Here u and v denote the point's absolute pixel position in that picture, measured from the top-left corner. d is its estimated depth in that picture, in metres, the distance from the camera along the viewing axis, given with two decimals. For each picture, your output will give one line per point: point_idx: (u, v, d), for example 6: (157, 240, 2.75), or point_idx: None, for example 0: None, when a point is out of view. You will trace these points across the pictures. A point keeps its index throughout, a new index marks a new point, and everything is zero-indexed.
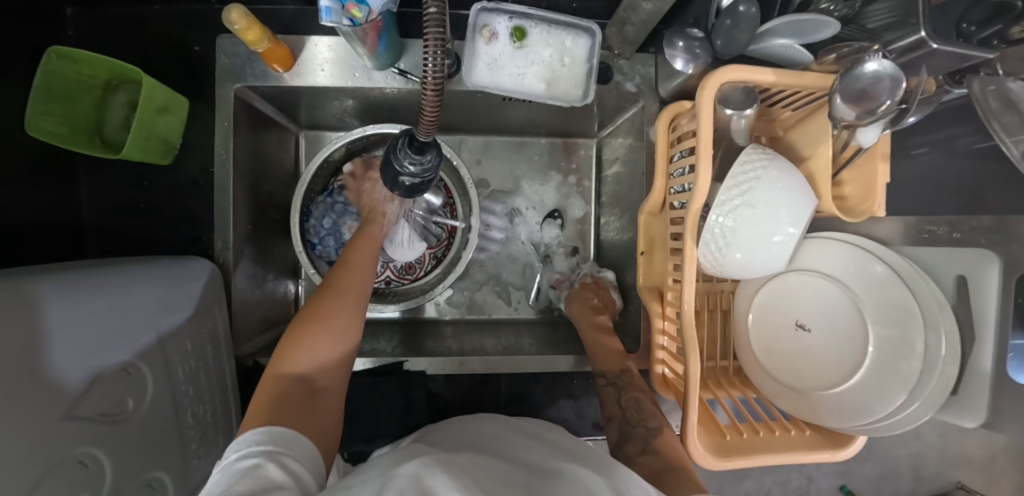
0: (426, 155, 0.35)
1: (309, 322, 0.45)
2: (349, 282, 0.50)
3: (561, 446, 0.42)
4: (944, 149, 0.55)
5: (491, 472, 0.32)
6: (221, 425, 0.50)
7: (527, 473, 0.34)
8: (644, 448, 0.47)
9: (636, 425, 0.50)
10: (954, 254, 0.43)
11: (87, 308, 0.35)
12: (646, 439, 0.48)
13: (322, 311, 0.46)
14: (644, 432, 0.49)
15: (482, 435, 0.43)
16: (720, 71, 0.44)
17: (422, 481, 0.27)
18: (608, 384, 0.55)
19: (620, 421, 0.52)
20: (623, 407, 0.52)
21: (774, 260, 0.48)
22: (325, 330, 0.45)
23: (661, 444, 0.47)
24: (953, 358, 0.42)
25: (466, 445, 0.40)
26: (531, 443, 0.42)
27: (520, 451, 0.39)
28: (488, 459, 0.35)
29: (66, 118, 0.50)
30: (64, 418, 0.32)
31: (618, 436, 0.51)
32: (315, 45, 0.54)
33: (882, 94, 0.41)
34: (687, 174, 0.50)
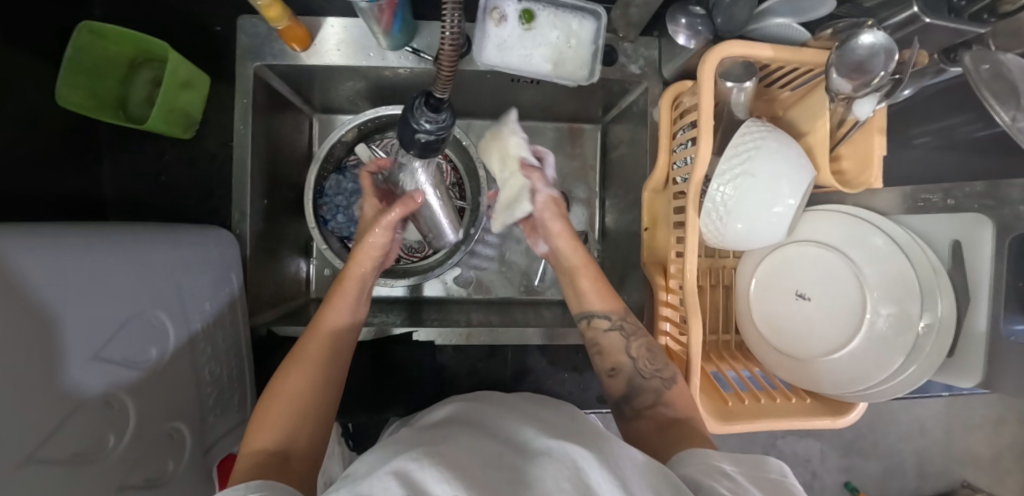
0: (441, 113, 0.38)
1: (281, 386, 0.42)
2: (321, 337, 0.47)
3: (556, 423, 0.41)
4: (946, 139, 0.57)
5: (485, 454, 0.33)
6: (236, 388, 0.52)
7: (517, 456, 0.34)
8: (657, 399, 0.47)
9: (649, 376, 0.49)
10: (950, 221, 0.45)
11: (114, 261, 0.37)
12: (660, 390, 0.47)
13: (295, 372, 0.43)
14: (659, 384, 0.47)
15: (477, 413, 0.44)
16: (721, 46, 0.46)
17: (415, 479, 0.28)
18: (612, 329, 0.52)
19: (629, 369, 0.50)
20: (633, 358, 0.50)
21: (774, 230, 0.49)
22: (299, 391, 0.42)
23: (675, 395, 0.46)
24: (949, 322, 0.44)
25: (463, 422, 0.41)
26: (530, 420, 0.42)
27: (518, 429, 0.40)
28: (486, 442, 0.36)
29: (94, 91, 0.52)
30: (93, 358, 0.33)
31: (627, 386, 0.49)
32: (331, 26, 0.56)
33: (876, 67, 0.43)
34: (689, 148, 0.51)
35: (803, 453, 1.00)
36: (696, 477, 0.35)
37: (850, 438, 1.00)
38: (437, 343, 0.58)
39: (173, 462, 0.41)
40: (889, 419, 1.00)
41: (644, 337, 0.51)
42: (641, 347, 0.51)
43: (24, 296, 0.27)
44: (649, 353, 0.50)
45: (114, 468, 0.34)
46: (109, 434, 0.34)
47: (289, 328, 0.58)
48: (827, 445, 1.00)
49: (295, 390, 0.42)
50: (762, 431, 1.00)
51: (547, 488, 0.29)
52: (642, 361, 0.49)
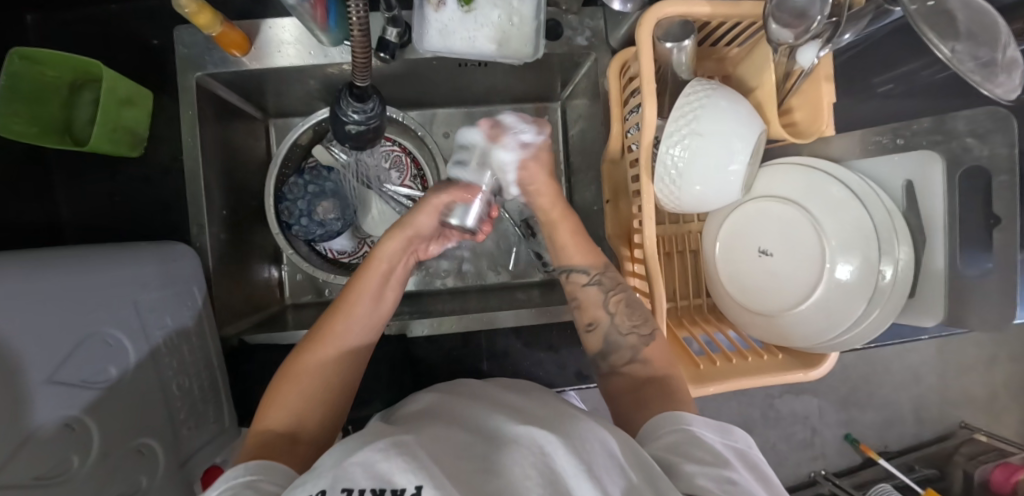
0: (368, 102, 0.37)
1: (296, 368, 0.44)
2: (340, 324, 0.48)
3: (529, 409, 0.40)
4: (909, 83, 0.55)
5: (452, 445, 0.33)
6: (211, 400, 0.52)
7: (485, 443, 0.33)
8: (632, 356, 0.48)
9: (626, 332, 0.49)
10: (900, 162, 0.45)
11: (69, 282, 0.37)
12: (636, 347, 0.48)
13: (313, 358, 0.45)
14: (635, 341, 0.48)
15: (451, 404, 0.43)
16: (655, 7, 0.45)
17: (380, 471, 0.27)
18: (590, 284, 0.53)
19: (607, 324, 0.51)
20: (611, 312, 0.51)
21: (729, 188, 0.49)
22: (312, 380, 0.43)
23: (651, 350, 0.47)
24: (909, 269, 0.44)
25: (433, 413, 0.41)
26: (500, 409, 0.41)
27: (489, 417, 0.39)
28: (452, 430, 0.36)
29: (34, 119, 0.51)
30: (45, 382, 0.32)
31: (605, 341, 0.51)
32: (270, 28, 0.55)
33: (814, 11, 0.42)
34: (637, 114, 0.51)
35: (800, 410, 1.01)
36: (668, 446, 0.36)
37: (845, 391, 1.01)
38: (409, 334, 0.58)
39: (147, 477, 0.42)
40: (882, 369, 1.00)
41: (623, 292, 0.52)
42: (619, 302, 0.51)
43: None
44: (627, 308, 0.50)
45: (80, 489, 0.35)
46: (72, 456, 0.34)
47: (260, 335, 0.57)
48: (823, 400, 1.01)
49: (307, 373, 0.44)
50: (758, 393, 1.00)
51: (516, 476, 0.28)
52: (620, 317, 0.50)
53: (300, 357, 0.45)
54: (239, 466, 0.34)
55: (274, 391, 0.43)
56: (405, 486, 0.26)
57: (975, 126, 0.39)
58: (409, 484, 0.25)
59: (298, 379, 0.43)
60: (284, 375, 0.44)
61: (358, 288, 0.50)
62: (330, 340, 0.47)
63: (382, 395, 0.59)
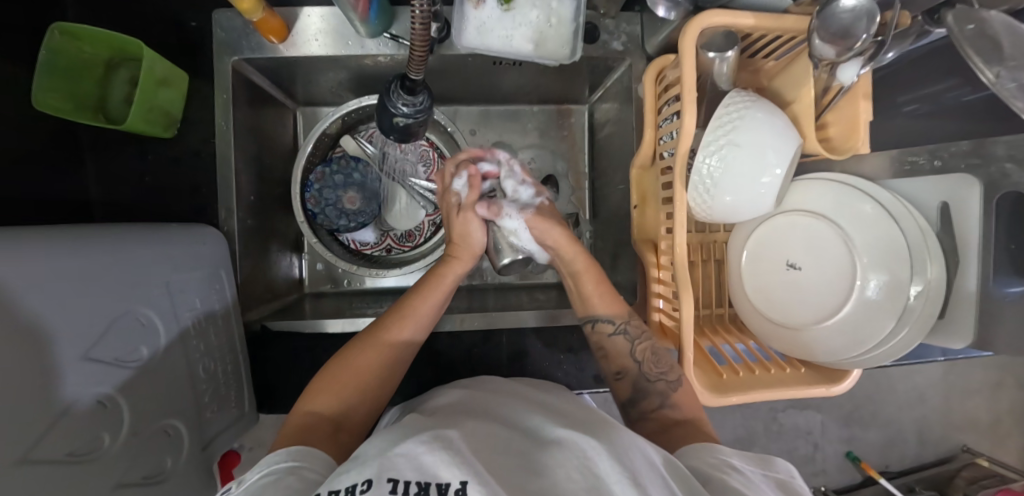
0: (418, 96, 0.37)
1: (349, 360, 0.46)
2: (403, 329, 0.49)
3: (565, 410, 0.41)
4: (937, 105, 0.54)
5: (489, 441, 0.33)
6: (232, 385, 0.51)
7: (524, 442, 0.34)
8: (663, 401, 0.48)
9: (654, 379, 0.49)
10: (938, 181, 0.45)
11: (104, 260, 0.37)
12: (666, 393, 0.48)
13: (369, 352, 0.47)
14: (665, 387, 0.48)
15: (480, 400, 0.43)
16: (701, 16, 0.45)
17: (424, 464, 0.27)
18: (617, 333, 0.53)
19: (635, 372, 0.50)
20: (639, 361, 0.51)
21: (763, 201, 0.49)
22: (365, 375, 0.46)
23: (678, 395, 0.47)
24: (939, 286, 0.44)
25: (466, 407, 0.41)
26: (536, 408, 0.41)
27: (525, 416, 0.39)
28: (489, 425, 0.36)
29: (70, 94, 0.52)
30: (81, 358, 0.32)
31: (634, 389, 0.50)
32: (308, 16, 0.55)
33: (860, 30, 0.42)
34: (674, 122, 0.51)
35: (804, 425, 1.01)
36: (703, 468, 0.36)
37: (850, 408, 1.01)
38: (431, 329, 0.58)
39: (170, 459, 0.41)
40: (888, 387, 1.00)
41: (649, 340, 0.52)
42: (646, 350, 0.51)
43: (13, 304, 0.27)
44: (654, 356, 0.50)
45: (110, 467, 0.34)
46: (103, 433, 0.34)
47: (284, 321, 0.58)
48: (828, 416, 1.01)
49: (359, 365, 0.46)
50: (763, 405, 1.00)
51: (559, 477, 0.28)
52: (647, 365, 0.50)
53: (356, 348, 0.47)
54: (280, 450, 0.35)
55: (329, 376, 0.46)
56: (449, 480, 0.26)
57: (1014, 151, 0.38)
58: (454, 478, 0.26)
59: (352, 369, 0.46)
60: (339, 363, 0.46)
61: (424, 293, 0.52)
62: (381, 336, 0.48)
63: (399, 388, 0.59)
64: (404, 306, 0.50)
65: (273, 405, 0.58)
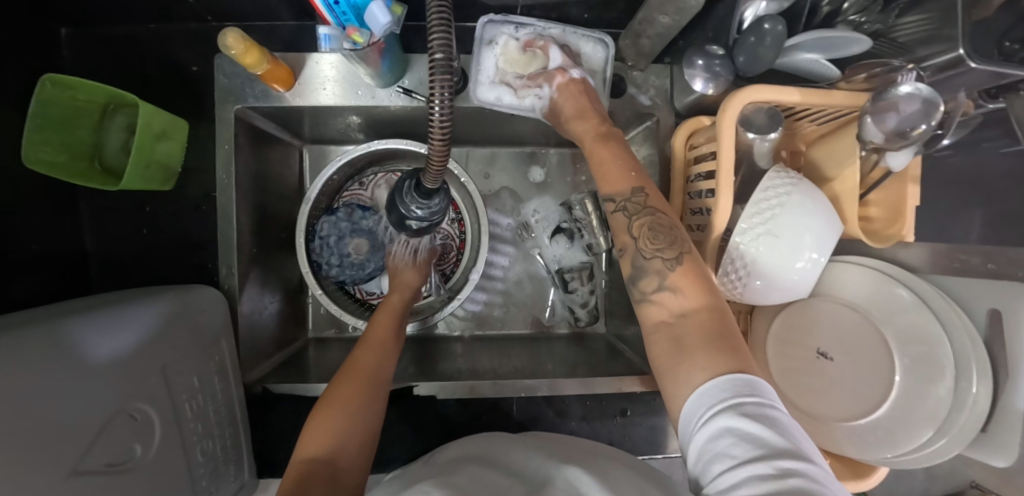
0: (433, 199, 0.34)
1: (328, 401, 0.43)
2: (371, 355, 0.49)
3: (566, 450, 0.39)
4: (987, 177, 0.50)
5: (492, 492, 0.31)
6: (233, 457, 0.49)
7: (524, 491, 0.32)
8: (661, 283, 0.41)
9: (647, 298, 0.41)
10: (985, 287, 0.42)
11: (90, 360, 0.34)
12: (669, 305, 0.39)
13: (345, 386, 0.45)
14: (660, 265, 0.41)
15: (485, 445, 0.41)
16: (741, 92, 0.42)
17: None
18: (616, 210, 0.45)
19: (632, 248, 0.43)
20: (635, 237, 0.43)
21: (796, 286, 0.46)
22: (354, 405, 0.43)
23: (682, 286, 0.39)
24: (985, 397, 0.40)
25: (467, 457, 0.39)
26: (540, 448, 0.39)
27: (525, 457, 0.38)
28: (491, 474, 0.34)
29: (62, 146, 0.48)
30: (72, 475, 0.30)
31: (632, 266, 0.43)
32: (316, 63, 0.52)
33: (916, 120, 0.39)
34: (705, 197, 0.48)
35: None
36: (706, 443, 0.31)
37: None
38: (439, 397, 0.56)
39: None
40: None
41: (649, 216, 0.43)
42: (646, 227, 0.43)
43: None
44: (652, 232, 0.42)
45: None
46: None
47: (284, 384, 0.54)
48: None
49: (341, 404, 0.43)
50: None
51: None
52: (643, 241, 0.42)
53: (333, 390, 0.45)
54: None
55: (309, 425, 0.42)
56: None
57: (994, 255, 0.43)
58: None
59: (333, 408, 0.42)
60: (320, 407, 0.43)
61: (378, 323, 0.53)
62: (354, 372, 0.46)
63: (405, 453, 0.57)
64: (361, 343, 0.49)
65: (275, 467, 0.56)
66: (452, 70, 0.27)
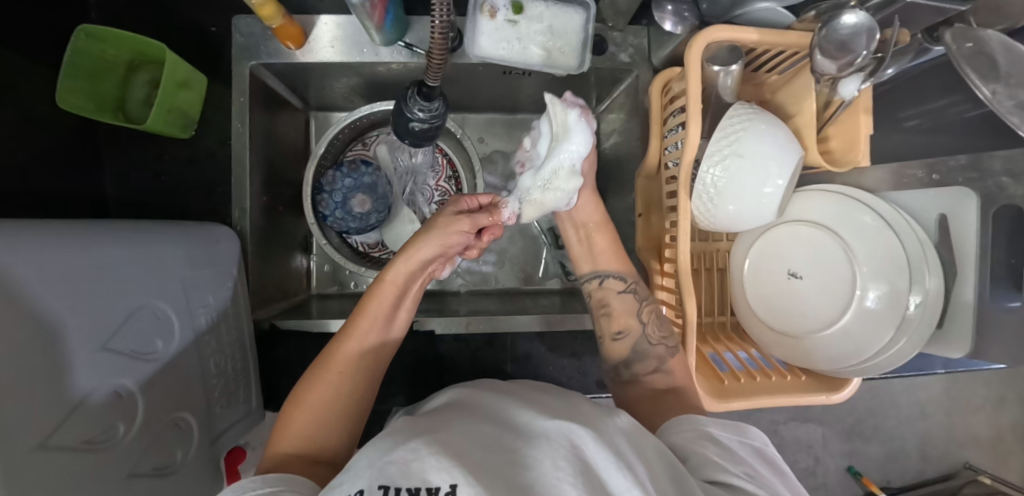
0: (433, 103, 0.40)
1: (304, 396, 0.42)
2: (352, 345, 0.45)
3: (553, 403, 0.39)
4: (936, 120, 0.55)
5: (479, 438, 0.32)
6: (241, 381, 0.52)
7: (514, 436, 0.33)
8: (659, 366, 0.49)
9: (655, 342, 0.50)
10: (934, 196, 0.46)
11: (119, 269, 0.37)
12: (663, 357, 0.49)
13: (320, 382, 0.43)
14: (664, 351, 0.49)
15: (474, 396, 0.43)
16: (706, 31, 0.46)
17: (414, 470, 0.28)
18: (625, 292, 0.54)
19: (636, 333, 0.51)
20: (643, 322, 0.52)
21: (765, 211, 0.50)
22: (330, 402, 0.42)
23: (675, 363, 0.48)
24: (936, 293, 0.45)
25: (458, 408, 0.40)
26: (530, 404, 0.39)
27: (514, 409, 0.38)
28: (477, 425, 0.35)
29: (91, 94, 0.53)
30: (96, 346, 0.33)
31: (631, 351, 0.51)
32: (323, 23, 0.57)
33: (859, 46, 0.44)
34: (679, 132, 0.52)
35: (805, 438, 0.98)
36: (686, 443, 0.37)
37: (850, 422, 0.98)
38: (438, 332, 0.59)
39: (180, 452, 0.42)
40: (889, 402, 0.98)
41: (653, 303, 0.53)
42: (651, 313, 0.52)
43: (30, 294, 0.28)
44: (656, 319, 0.52)
45: (125, 455, 0.35)
46: (117, 423, 0.35)
47: (291, 320, 0.58)
48: (829, 429, 0.98)
49: (314, 402, 0.41)
50: (761, 417, 0.98)
51: (547, 469, 0.28)
52: (650, 327, 0.51)
53: (310, 382, 0.43)
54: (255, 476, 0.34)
55: (288, 415, 0.41)
56: (439, 484, 0.26)
57: (1011, 166, 0.40)
58: (443, 482, 0.26)
59: (307, 405, 0.41)
60: (297, 401, 0.42)
61: (365, 308, 0.47)
62: (332, 363, 0.44)
63: (405, 390, 0.59)
64: (348, 328, 0.46)
65: (278, 403, 0.58)
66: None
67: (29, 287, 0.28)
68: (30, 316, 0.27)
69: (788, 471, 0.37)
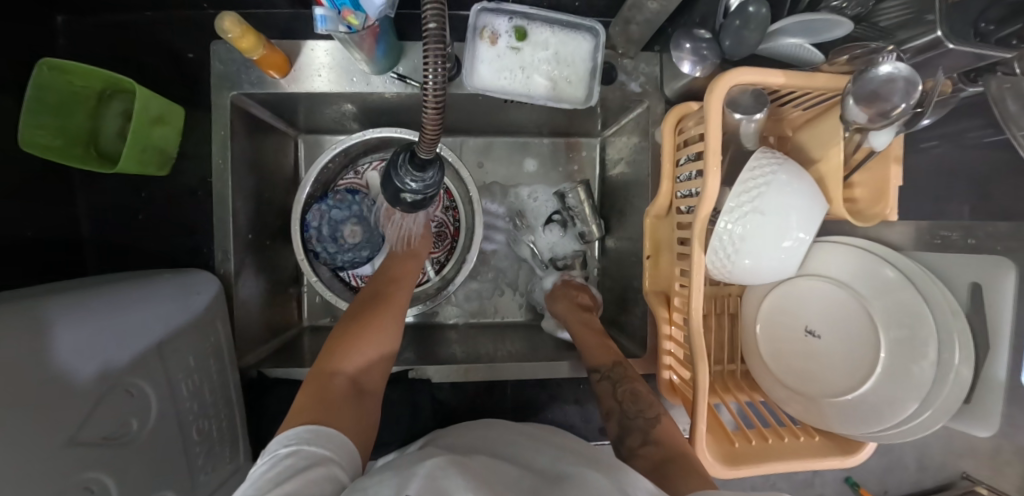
0: (428, 171, 0.36)
1: (363, 325, 0.50)
2: (399, 294, 0.56)
3: (569, 447, 0.38)
4: (957, 143, 0.53)
5: (503, 476, 0.30)
6: (228, 437, 0.50)
7: (536, 478, 0.31)
8: (644, 439, 0.43)
9: (634, 416, 0.47)
10: (966, 261, 0.43)
11: (88, 349, 0.34)
12: (647, 429, 0.44)
13: (378, 316, 0.52)
14: (643, 423, 0.45)
15: (495, 436, 0.40)
16: (728, 74, 0.42)
17: (439, 486, 0.26)
18: (602, 378, 0.52)
19: (617, 413, 0.48)
20: (620, 401, 0.49)
21: (784, 266, 0.47)
22: (371, 342, 0.48)
23: (661, 432, 0.44)
24: (967, 365, 0.41)
25: (474, 446, 0.38)
26: (548, 447, 0.38)
27: (535, 455, 0.36)
28: (500, 463, 0.33)
29: (60, 131, 0.49)
30: (63, 445, 0.30)
31: (618, 430, 0.46)
32: (311, 50, 0.52)
33: (896, 97, 0.40)
34: (694, 179, 0.49)
35: None
36: None
37: None
38: (435, 380, 0.57)
39: None
40: None
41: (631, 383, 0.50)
42: (628, 391, 0.49)
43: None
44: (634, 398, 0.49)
45: None
46: None
47: (282, 369, 0.56)
48: None
49: (374, 331, 0.50)
50: None
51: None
52: (626, 403, 0.48)
53: (366, 313, 0.52)
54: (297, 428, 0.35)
55: (342, 340, 0.48)
56: None
57: None
58: None
59: (366, 332, 0.49)
60: (354, 329, 0.50)
61: (405, 264, 0.60)
62: (385, 306, 0.53)
63: (401, 437, 0.57)
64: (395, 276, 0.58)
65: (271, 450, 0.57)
66: (446, 31, 0.28)
67: None
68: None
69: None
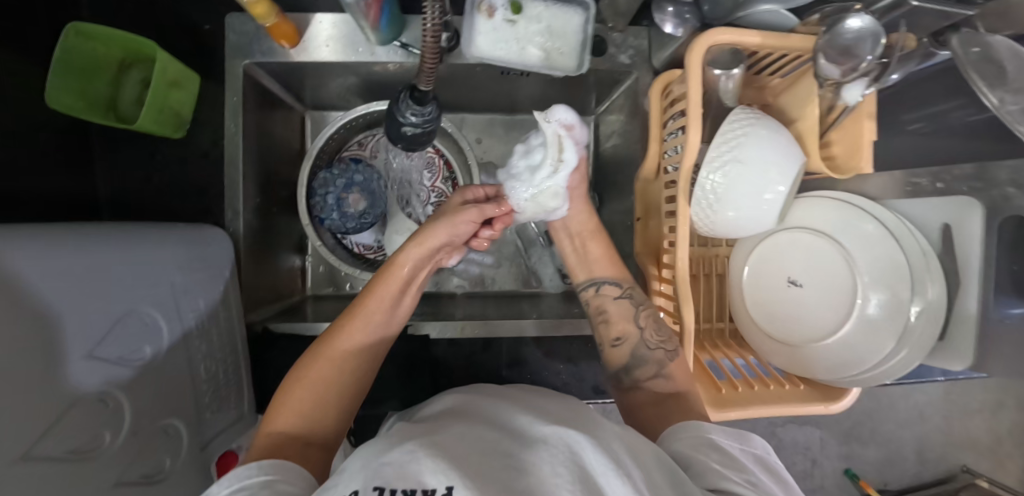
0: (427, 107, 0.41)
1: (314, 368, 0.42)
2: (364, 324, 0.45)
3: (548, 405, 0.39)
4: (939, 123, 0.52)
5: (477, 441, 0.30)
6: (231, 385, 0.52)
7: (510, 440, 0.31)
8: (660, 370, 0.48)
9: (653, 347, 0.49)
10: (940, 207, 0.47)
11: (108, 273, 0.36)
12: (662, 362, 0.48)
13: (330, 357, 0.43)
14: (662, 355, 0.48)
15: (474, 402, 0.41)
16: (707, 34, 0.45)
17: (410, 470, 0.25)
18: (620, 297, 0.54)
19: (635, 338, 0.51)
20: (641, 326, 0.51)
21: (765, 218, 0.49)
22: (322, 391, 0.41)
23: (677, 367, 0.47)
24: (938, 303, 0.45)
25: (454, 413, 0.38)
26: (528, 407, 0.38)
27: (512, 414, 0.36)
28: (476, 428, 0.33)
29: (82, 94, 0.52)
30: (83, 354, 0.33)
31: (630, 356, 0.50)
32: (319, 22, 0.56)
33: (864, 51, 0.43)
34: (678, 137, 0.51)
35: (803, 440, 0.98)
36: (688, 450, 0.35)
37: (849, 425, 0.98)
38: (433, 337, 0.59)
39: (169, 458, 0.42)
40: (888, 404, 0.97)
41: (651, 307, 0.53)
42: (648, 317, 0.52)
43: (14, 306, 0.27)
44: (655, 323, 0.51)
45: (111, 464, 0.35)
46: (104, 431, 0.34)
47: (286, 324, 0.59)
48: (826, 431, 0.98)
49: (325, 376, 0.41)
50: (760, 420, 0.97)
51: (543, 474, 0.26)
52: (648, 332, 0.50)
53: (320, 354, 0.43)
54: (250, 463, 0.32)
55: (290, 388, 0.41)
56: (436, 486, 0.24)
57: (1017, 176, 0.39)
58: (439, 484, 0.24)
59: (316, 378, 0.41)
60: (303, 376, 0.41)
61: (380, 287, 0.48)
62: (343, 342, 0.44)
63: (398, 395, 0.59)
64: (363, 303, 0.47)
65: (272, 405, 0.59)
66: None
67: (13, 293, 0.27)
68: (13, 329, 0.26)
69: (788, 478, 0.36)
